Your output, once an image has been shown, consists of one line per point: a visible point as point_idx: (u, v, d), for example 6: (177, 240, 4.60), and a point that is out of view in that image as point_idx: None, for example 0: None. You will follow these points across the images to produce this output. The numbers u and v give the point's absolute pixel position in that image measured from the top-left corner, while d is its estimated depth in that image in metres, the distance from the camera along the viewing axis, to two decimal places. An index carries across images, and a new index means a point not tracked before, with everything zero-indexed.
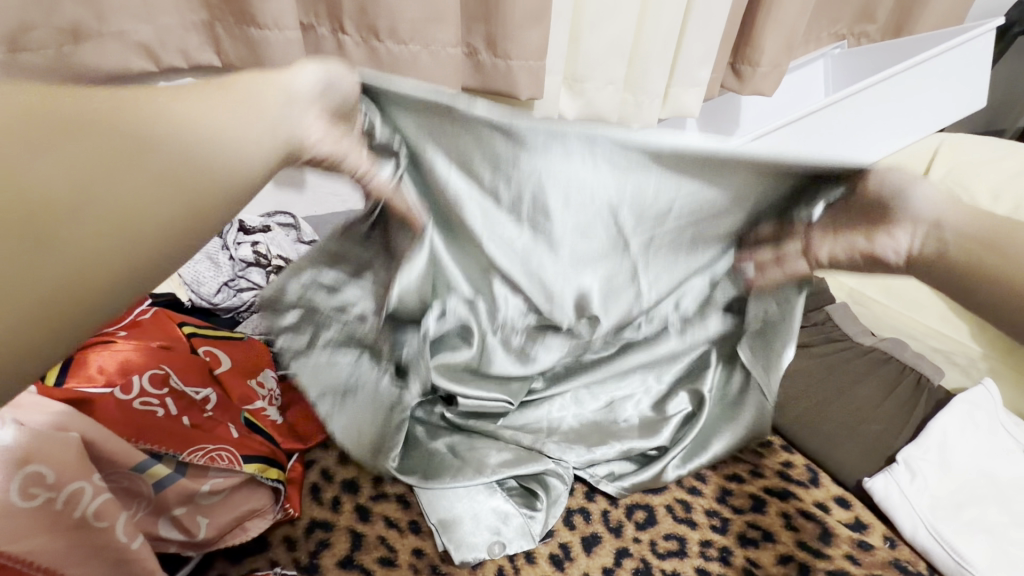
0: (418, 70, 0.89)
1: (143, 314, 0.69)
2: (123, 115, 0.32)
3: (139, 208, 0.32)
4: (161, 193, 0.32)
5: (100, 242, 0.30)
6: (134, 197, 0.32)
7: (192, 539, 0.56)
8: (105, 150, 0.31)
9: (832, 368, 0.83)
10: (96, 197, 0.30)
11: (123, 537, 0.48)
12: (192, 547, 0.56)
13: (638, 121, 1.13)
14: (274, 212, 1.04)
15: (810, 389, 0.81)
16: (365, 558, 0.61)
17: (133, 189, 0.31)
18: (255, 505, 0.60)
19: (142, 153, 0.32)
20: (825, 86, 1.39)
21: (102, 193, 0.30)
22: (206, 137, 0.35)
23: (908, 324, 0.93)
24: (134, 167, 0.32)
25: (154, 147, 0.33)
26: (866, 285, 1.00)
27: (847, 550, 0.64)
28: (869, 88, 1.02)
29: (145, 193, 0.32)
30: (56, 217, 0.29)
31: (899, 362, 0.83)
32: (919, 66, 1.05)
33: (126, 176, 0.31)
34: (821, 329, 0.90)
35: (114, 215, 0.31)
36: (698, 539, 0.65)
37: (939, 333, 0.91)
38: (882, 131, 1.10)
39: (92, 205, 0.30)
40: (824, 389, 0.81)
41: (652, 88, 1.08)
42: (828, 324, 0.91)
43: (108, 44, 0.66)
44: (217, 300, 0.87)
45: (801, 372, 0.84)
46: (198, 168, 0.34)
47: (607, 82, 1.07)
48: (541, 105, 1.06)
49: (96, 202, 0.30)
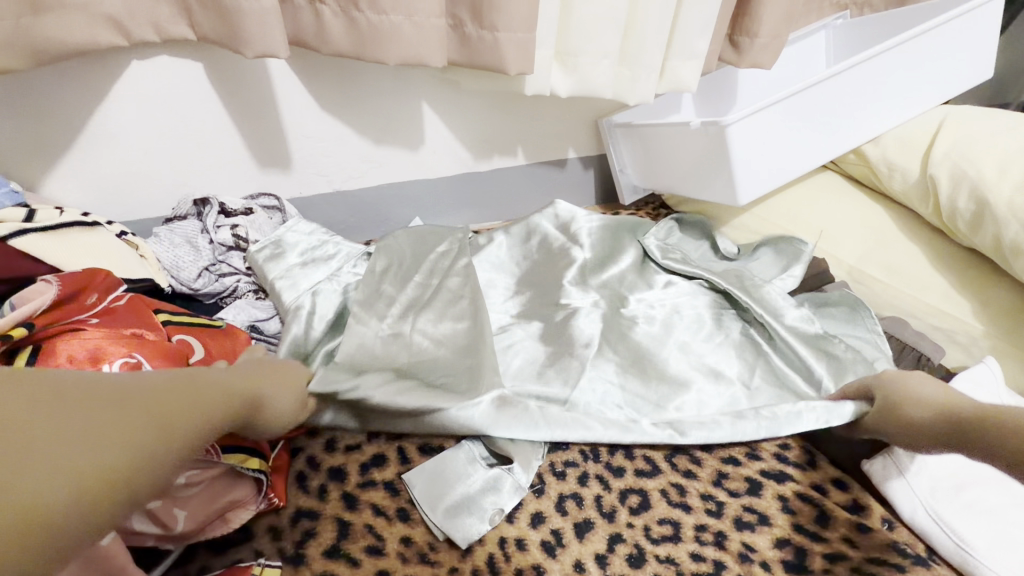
0: (401, 40, 0.85)
1: (115, 301, 0.67)
2: (76, 423, 0.41)
3: (113, 433, 0.41)
4: (138, 447, 0.42)
5: (116, 445, 0.41)
6: (86, 416, 0.41)
7: (170, 531, 0.54)
8: (54, 414, 0.41)
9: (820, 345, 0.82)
10: (103, 425, 0.41)
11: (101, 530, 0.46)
12: (170, 539, 0.55)
13: (634, 96, 1.08)
14: (258, 195, 1.01)
15: (797, 367, 0.80)
16: (351, 548, 0.59)
17: (103, 425, 0.41)
18: (237, 497, 0.59)
19: (89, 397, 0.43)
20: (825, 58, 1.35)
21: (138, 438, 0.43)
22: (155, 390, 0.46)
23: (909, 302, 0.92)
24: (109, 440, 0.41)
25: (101, 401, 0.43)
26: (867, 262, 0.98)
27: (844, 533, 0.63)
28: (867, 61, 1.00)
29: (81, 419, 0.41)
30: (59, 432, 0.40)
31: (899, 342, 0.84)
32: (920, 37, 1.02)
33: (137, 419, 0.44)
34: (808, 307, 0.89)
35: (99, 435, 0.41)
36: (693, 523, 0.64)
37: (939, 311, 0.88)
38: (884, 104, 1.07)
39: (125, 410, 0.43)
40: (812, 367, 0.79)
41: (649, 61, 1.04)
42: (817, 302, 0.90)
43: (73, 15, 0.70)
44: (198, 285, 0.84)
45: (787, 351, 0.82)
46: (170, 393, 0.47)
47: (600, 55, 1.03)
48: (531, 80, 1.02)
49: (101, 424, 0.41)
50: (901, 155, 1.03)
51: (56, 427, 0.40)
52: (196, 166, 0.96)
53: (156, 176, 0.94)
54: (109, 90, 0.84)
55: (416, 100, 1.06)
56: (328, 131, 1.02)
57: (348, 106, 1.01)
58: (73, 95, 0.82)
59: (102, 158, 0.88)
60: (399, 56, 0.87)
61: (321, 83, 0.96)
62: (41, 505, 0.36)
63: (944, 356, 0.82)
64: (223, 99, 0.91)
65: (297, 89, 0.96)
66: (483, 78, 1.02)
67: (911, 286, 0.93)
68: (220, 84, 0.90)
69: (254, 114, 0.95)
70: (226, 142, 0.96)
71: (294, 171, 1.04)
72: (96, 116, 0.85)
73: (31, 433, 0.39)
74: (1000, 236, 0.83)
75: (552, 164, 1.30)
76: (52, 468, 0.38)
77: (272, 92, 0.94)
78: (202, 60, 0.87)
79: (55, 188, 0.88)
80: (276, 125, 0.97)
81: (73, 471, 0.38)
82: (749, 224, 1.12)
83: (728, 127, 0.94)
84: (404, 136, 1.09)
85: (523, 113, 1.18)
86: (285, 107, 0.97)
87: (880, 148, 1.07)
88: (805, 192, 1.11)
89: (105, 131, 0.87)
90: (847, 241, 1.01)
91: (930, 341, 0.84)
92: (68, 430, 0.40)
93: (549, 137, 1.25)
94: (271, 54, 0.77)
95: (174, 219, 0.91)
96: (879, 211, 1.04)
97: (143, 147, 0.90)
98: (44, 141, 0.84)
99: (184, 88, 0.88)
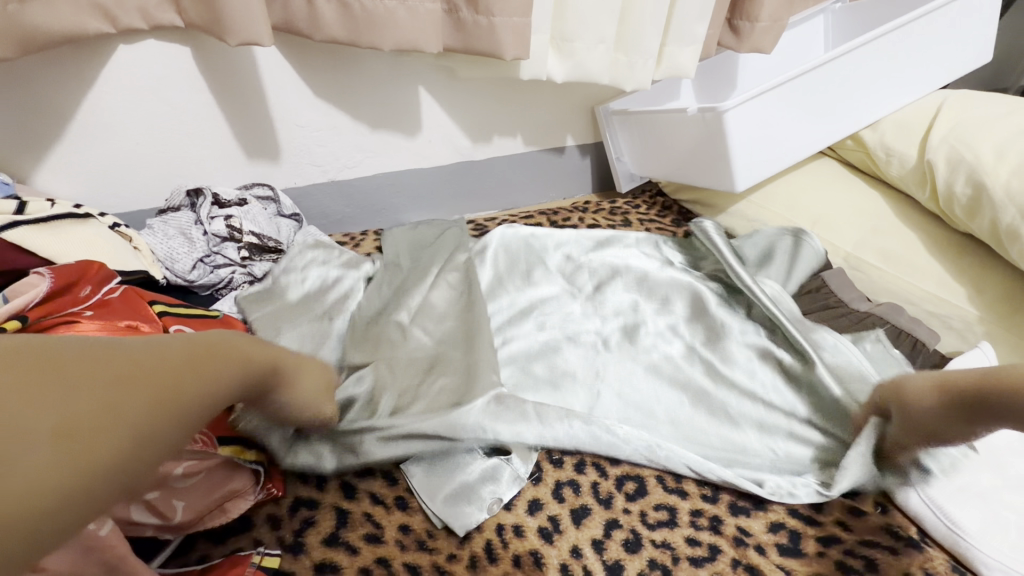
0: (394, 26, 0.84)
1: (109, 292, 0.67)
2: (108, 377, 0.38)
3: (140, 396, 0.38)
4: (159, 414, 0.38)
5: (132, 406, 0.37)
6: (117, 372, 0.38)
7: (169, 521, 0.54)
8: (84, 361, 0.37)
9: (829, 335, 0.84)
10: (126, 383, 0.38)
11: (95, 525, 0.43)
12: (169, 529, 0.54)
13: (630, 83, 1.08)
14: (252, 185, 1.00)
15: None
16: (350, 536, 0.60)
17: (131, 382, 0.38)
18: (236, 487, 0.59)
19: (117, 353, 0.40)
20: (825, 42, 1.34)
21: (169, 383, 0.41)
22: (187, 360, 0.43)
23: (906, 288, 0.92)
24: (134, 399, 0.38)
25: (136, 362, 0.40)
26: (864, 249, 0.98)
27: (838, 517, 0.64)
28: (864, 45, 0.99)
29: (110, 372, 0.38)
30: (83, 382, 0.36)
31: (894, 328, 0.83)
32: (919, 20, 1.01)
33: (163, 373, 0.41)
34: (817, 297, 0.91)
35: (127, 395, 0.37)
36: (689, 509, 0.65)
37: (935, 297, 0.89)
38: (883, 88, 1.06)
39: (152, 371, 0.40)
40: None
41: (645, 47, 1.03)
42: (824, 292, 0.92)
43: (59, 3, 0.69)
44: (192, 277, 0.83)
45: None
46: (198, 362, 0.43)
47: (596, 40, 1.01)
48: (527, 66, 1.01)
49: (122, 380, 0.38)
50: (899, 141, 1.03)
51: (77, 371, 0.36)
52: (189, 156, 0.95)
53: (150, 166, 0.93)
54: (99, 78, 0.83)
55: (411, 87, 1.05)
56: (322, 119, 1.01)
57: (342, 94, 1.00)
58: (62, 84, 0.81)
59: (94, 148, 0.88)
60: (392, 42, 0.85)
61: (314, 71, 0.95)
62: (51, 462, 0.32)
63: (939, 341, 0.83)
64: (214, 88, 0.91)
65: (289, 77, 0.95)
66: (479, 64, 1.01)
67: (907, 271, 0.93)
68: (211, 73, 0.89)
69: (246, 102, 0.94)
70: (220, 131, 0.95)
71: (289, 161, 1.03)
72: (86, 107, 0.84)
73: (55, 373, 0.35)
74: (997, 221, 0.83)
75: (548, 152, 1.29)
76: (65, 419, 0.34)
77: (264, 80, 0.93)
78: (191, 47, 0.86)
79: (46, 180, 0.87)
80: (269, 114, 0.97)
81: (92, 427, 0.35)
82: (747, 212, 1.11)
83: (724, 114, 0.93)
84: (399, 124, 1.08)
85: (519, 99, 1.17)
86: (277, 96, 0.96)
87: (878, 134, 1.07)
88: (803, 178, 1.11)
89: (96, 122, 0.86)
90: (844, 228, 1.01)
91: (925, 327, 0.84)
92: (90, 380, 0.36)
93: (545, 124, 1.24)
94: (258, 42, 0.76)
95: (168, 211, 0.91)
96: (876, 197, 1.04)
97: (136, 139, 0.90)
98: (35, 133, 0.83)
99: (175, 76, 0.87)
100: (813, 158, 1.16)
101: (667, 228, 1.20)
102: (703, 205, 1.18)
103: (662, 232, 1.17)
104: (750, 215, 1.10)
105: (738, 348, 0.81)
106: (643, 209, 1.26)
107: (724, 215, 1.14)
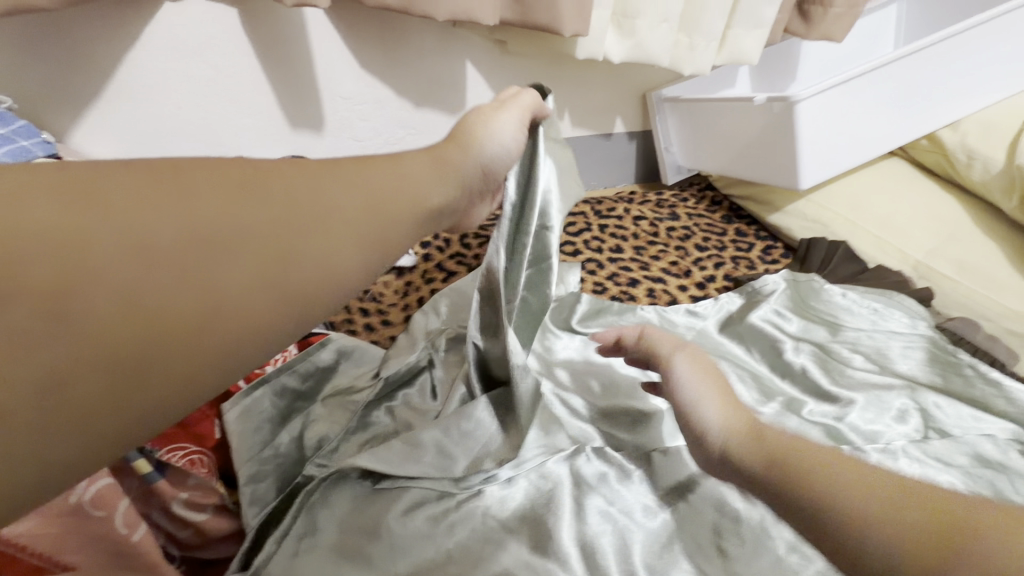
0: None
1: None
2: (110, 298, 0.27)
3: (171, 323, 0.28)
4: (161, 330, 0.27)
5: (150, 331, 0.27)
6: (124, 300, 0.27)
7: (178, 533, 0.52)
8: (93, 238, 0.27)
9: (928, 361, 0.76)
10: (155, 272, 0.28)
11: (122, 528, 0.45)
12: (174, 542, 0.52)
13: (690, 67, 1.01)
14: (292, 157, 0.97)
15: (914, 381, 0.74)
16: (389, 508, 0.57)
17: (149, 309, 0.27)
18: (222, 529, 0.54)
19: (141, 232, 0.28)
20: (896, 36, 1.27)
21: (129, 290, 0.27)
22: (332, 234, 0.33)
23: (982, 302, 0.85)
24: (114, 312, 0.26)
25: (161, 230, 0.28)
26: (935, 259, 0.91)
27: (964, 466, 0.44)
28: (953, 36, 0.92)
29: (143, 299, 0.27)
30: (77, 285, 0.26)
31: (970, 346, 0.79)
32: (1015, 13, 0.94)
33: (126, 260, 0.27)
34: (900, 305, 0.83)
35: (165, 330, 0.27)
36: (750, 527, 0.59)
37: (1018, 315, 0.82)
38: (969, 85, 0.98)
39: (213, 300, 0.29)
40: (933, 387, 0.73)
41: (709, 28, 0.97)
42: (918, 311, 0.83)
43: None
44: None
45: (892, 371, 0.75)
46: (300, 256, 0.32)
47: (660, 18, 0.96)
48: (584, 43, 0.95)
49: (139, 273, 0.27)
50: (983, 142, 0.95)
51: (91, 258, 0.26)
52: (228, 122, 0.92)
53: (188, 131, 0.90)
54: (145, 36, 0.81)
55: (460, 61, 1.01)
56: (366, 92, 0.97)
57: (391, 67, 0.96)
58: (108, 37, 0.80)
59: (134, 109, 0.86)
60: (448, 12, 0.81)
61: (362, 38, 0.91)
62: (70, 361, 0.26)
63: (1017, 362, 0.78)
64: (259, 52, 0.88)
65: (338, 45, 0.91)
66: (532, 41, 0.97)
67: (986, 286, 0.86)
68: (258, 37, 0.86)
69: (291, 69, 0.91)
70: (262, 98, 0.92)
71: (328, 134, 0.99)
72: (128, 66, 0.82)
73: (105, 263, 0.27)
74: None
75: (593, 138, 1.23)
76: (78, 338, 0.26)
77: (311, 46, 0.90)
78: (239, 7, 0.83)
79: (83, 140, 0.85)
80: (314, 83, 0.93)
81: (150, 335, 0.27)
82: (807, 211, 1.04)
83: (796, 103, 0.87)
84: (446, 100, 1.04)
85: (569, 80, 1.11)
86: (323, 65, 0.92)
87: (959, 134, 0.99)
88: (870, 179, 1.04)
89: (137, 82, 0.84)
90: (913, 234, 0.95)
91: (1003, 347, 0.79)
92: (81, 285, 0.26)
93: (592, 108, 1.18)
94: (310, 5, 0.73)
95: (207, 179, 0.89)
96: (951, 203, 0.97)
97: (178, 102, 0.87)
98: (77, 89, 0.82)
99: (221, 37, 0.85)
100: (882, 158, 1.09)
101: (716, 224, 1.14)
102: (758, 202, 1.11)
103: (711, 229, 1.11)
104: (810, 215, 1.03)
105: (813, 418, 0.71)
106: (690, 203, 1.20)
107: (779, 213, 1.07)
